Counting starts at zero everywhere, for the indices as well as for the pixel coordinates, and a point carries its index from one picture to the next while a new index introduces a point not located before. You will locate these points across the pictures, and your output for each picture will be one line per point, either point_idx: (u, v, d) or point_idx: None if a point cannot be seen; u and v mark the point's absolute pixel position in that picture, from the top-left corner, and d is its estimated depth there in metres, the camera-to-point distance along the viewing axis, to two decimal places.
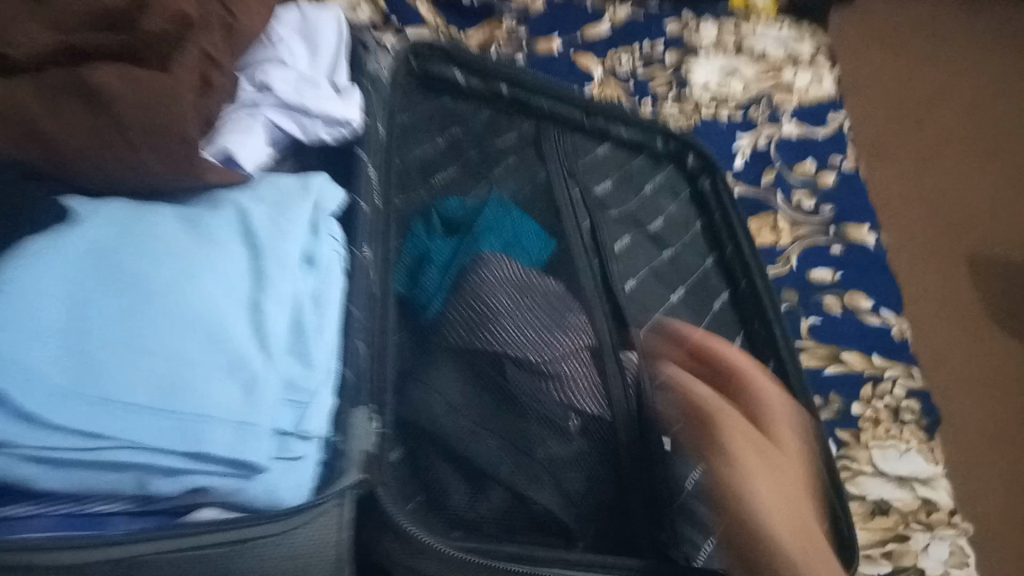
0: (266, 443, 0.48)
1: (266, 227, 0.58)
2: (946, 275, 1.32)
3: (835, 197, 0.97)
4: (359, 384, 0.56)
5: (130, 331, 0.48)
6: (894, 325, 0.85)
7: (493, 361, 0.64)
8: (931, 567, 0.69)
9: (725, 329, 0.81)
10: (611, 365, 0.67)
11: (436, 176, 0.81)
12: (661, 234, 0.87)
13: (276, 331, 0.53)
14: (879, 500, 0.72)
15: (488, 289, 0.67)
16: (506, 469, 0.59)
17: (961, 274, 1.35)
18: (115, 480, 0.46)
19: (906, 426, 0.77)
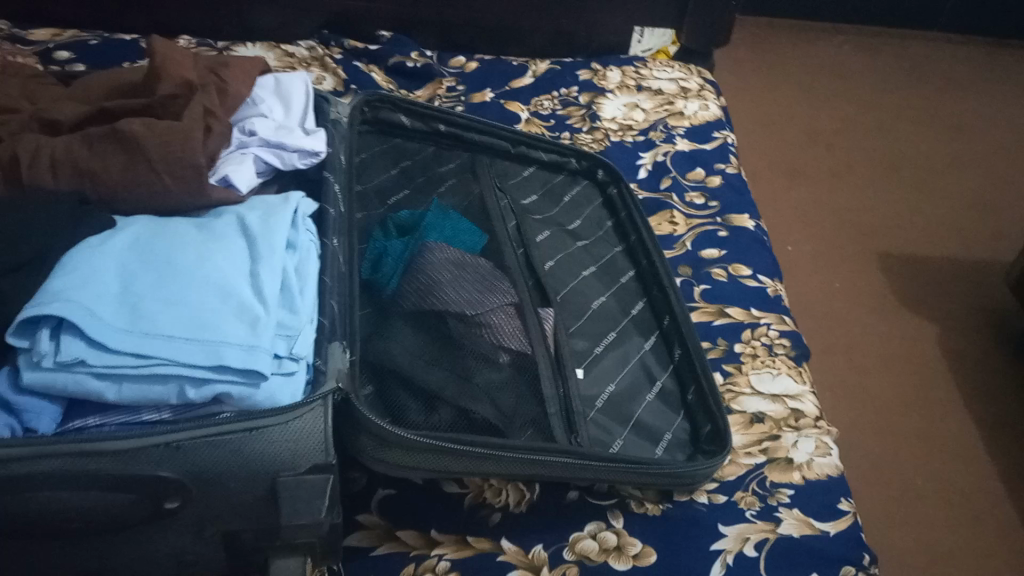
0: (269, 358, 0.66)
1: (258, 222, 0.77)
2: (821, 282, 1.65)
3: (720, 194, 1.20)
4: (333, 327, 0.75)
5: (165, 293, 0.67)
6: (769, 285, 1.07)
7: (439, 317, 0.83)
8: (798, 456, 0.87)
9: (628, 297, 1.01)
10: (530, 318, 0.88)
11: (392, 198, 1.03)
12: (577, 230, 1.09)
13: (270, 288, 0.71)
14: (757, 411, 0.91)
15: (432, 266, 0.87)
16: (451, 390, 0.78)
17: (837, 272, 1.68)
18: (160, 392, 0.63)
19: (778, 357, 0.97)
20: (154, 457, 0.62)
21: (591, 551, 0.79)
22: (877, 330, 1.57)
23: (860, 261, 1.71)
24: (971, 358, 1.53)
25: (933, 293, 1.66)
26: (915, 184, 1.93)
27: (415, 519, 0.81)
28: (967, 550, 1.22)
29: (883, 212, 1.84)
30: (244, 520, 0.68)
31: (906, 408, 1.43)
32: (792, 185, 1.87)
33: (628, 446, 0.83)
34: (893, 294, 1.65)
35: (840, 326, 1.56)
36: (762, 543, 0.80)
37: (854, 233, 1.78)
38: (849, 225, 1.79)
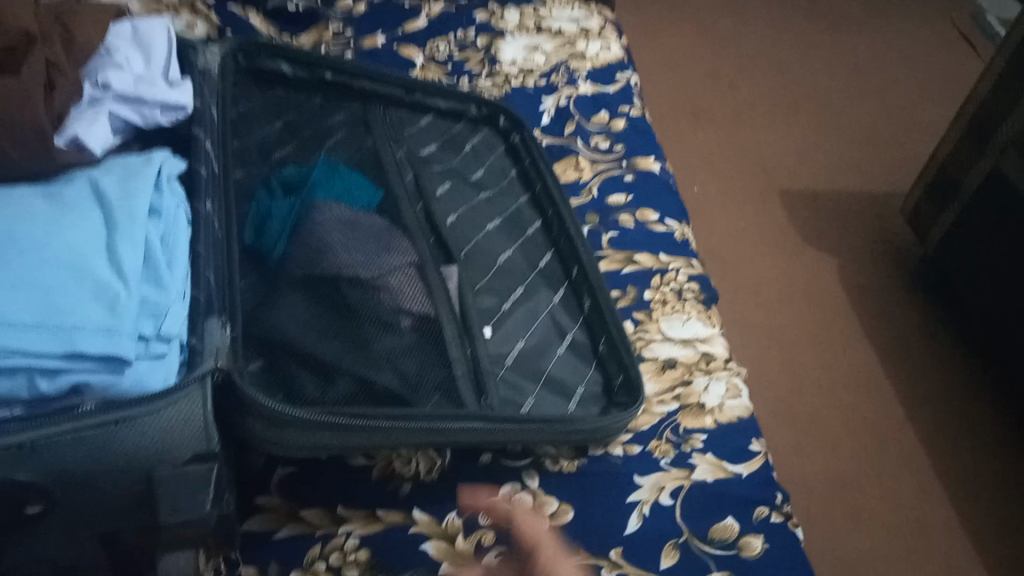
0: (132, 342, 0.59)
1: (114, 188, 0.68)
2: (727, 222, 1.66)
3: (626, 138, 1.16)
4: (210, 301, 0.68)
5: (5, 271, 0.58)
6: (677, 229, 1.05)
7: (332, 283, 0.78)
8: (710, 401, 0.86)
9: (535, 249, 0.97)
10: (433, 277, 0.83)
11: (276, 153, 0.94)
12: (480, 181, 1.04)
13: (131, 262, 0.63)
14: (669, 358, 0.90)
15: (322, 228, 0.80)
16: (348, 360, 0.73)
17: (743, 212, 1.69)
18: (6, 386, 0.56)
19: (687, 302, 0.95)
20: (5, 461, 0.55)
21: (507, 514, 0.77)
22: (783, 266, 1.60)
23: (764, 201, 1.72)
24: (873, 289, 1.56)
25: (834, 228, 1.69)
26: (814, 122, 1.95)
27: (320, 497, 0.77)
28: (871, 476, 1.27)
29: (785, 151, 1.86)
30: (120, 518, 0.62)
31: (810, 345, 1.46)
32: (696, 127, 1.86)
33: (540, 404, 0.81)
34: (795, 232, 1.67)
35: (745, 268, 1.58)
36: (679, 491, 0.79)
37: (758, 171, 1.79)
38: (752, 166, 1.80)
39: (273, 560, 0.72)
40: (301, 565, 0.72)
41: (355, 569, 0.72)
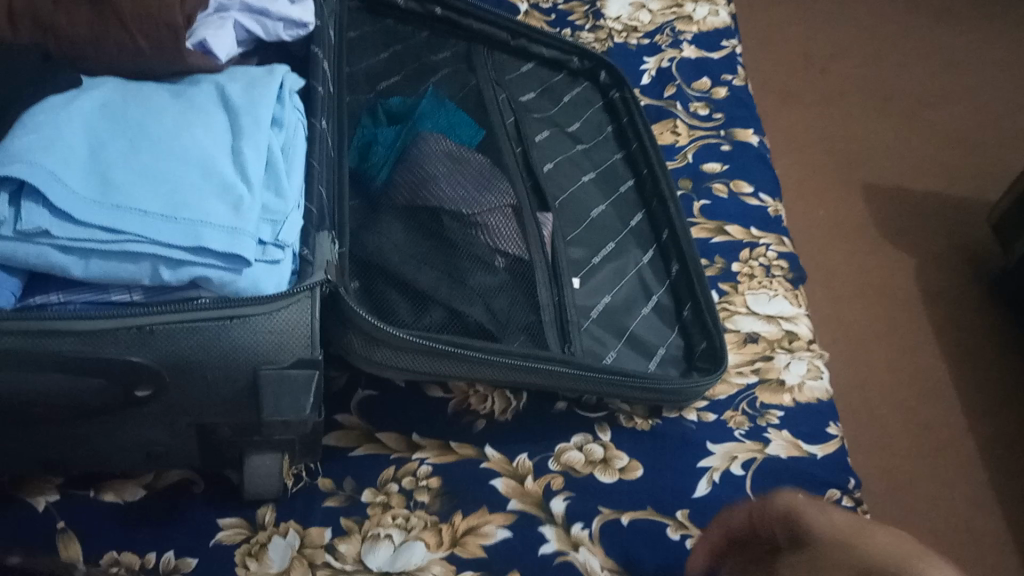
0: (253, 243, 0.60)
1: (239, 94, 0.69)
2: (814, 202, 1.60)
3: (724, 107, 1.14)
4: (321, 216, 0.69)
5: (138, 163, 0.60)
6: (770, 205, 1.03)
7: (432, 215, 0.78)
8: (789, 378, 0.86)
9: (627, 207, 0.96)
10: (529, 221, 0.83)
11: (382, 83, 0.94)
12: (577, 133, 1.02)
13: (253, 167, 0.64)
14: (750, 331, 0.89)
15: (427, 158, 0.82)
16: (443, 291, 0.75)
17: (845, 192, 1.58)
18: (130, 271, 0.57)
19: (775, 278, 0.94)
20: (126, 341, 0.58)
21: (577, 462, 0.78)
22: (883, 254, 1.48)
23: (855, 179, 1.63)
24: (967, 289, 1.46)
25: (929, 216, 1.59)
26: (916, 109, 1.85)
27: (396, 421, 0.79)
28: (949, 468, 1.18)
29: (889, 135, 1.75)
30: (219, 411, 0.64)
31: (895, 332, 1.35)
32: (790, 100, 1.78)
33: (621, 358, 0.81)
34: (895, 218, 1.56)
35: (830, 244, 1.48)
36: (749, 462, 0.79)
37: (858, 154, 1.69)
38: (846, 146, 1.70)
39: (348, 475, 0.75)
40: (374, 483, 0.74)
41: (426, 494, 0.74)
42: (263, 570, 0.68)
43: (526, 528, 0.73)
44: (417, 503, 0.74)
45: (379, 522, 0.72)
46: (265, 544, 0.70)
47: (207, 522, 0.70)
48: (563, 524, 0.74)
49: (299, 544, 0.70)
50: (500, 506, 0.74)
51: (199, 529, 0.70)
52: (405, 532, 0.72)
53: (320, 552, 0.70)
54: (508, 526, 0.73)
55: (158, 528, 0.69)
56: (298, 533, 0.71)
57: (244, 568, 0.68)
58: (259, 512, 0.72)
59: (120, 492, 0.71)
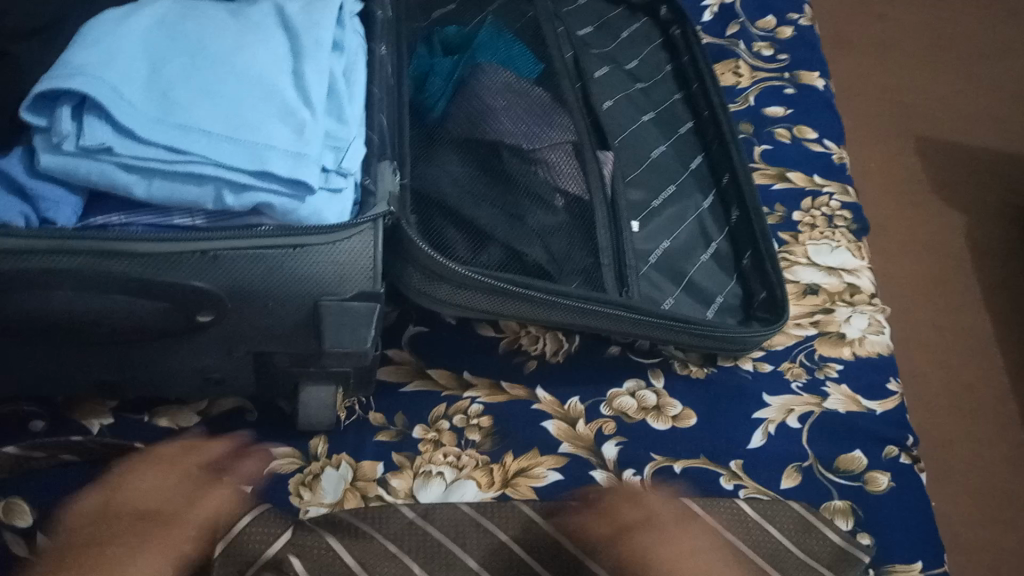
0: (317, 170, 0.58)
1: (300, 15, 0.65)
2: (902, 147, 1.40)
3: (790, 48, 1.08)
4: (383, 145, 0.66)
5: (200, 82, 0.58)
6: (835, 152, 0.98)
7: (492, 149, 0.76)
8: (850, 332, 0.83)
9: (687, 150, 0.92)
10: (589, 159, 0.80)
11: (437, 11, 0.89)
12: (636, 71, 0.98)
13: (317, 90, 0.62)
14: (811, 283, 0.86)
15: (487, 91, 0.79)
16: (501, 228, 0.73)
17: (931, 142, 1.41)
18: (194, 194, 0.56)
19: (838, 229, 0.91)
20: (188, 265, 0.57)
21: (630, 408, 0.77)
22: (962, 199, 1.35)
23: (941, 109, 1.46)
24: None
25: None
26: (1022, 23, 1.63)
27: (446, 358, 0.78)
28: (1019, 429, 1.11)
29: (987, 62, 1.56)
30: (278, 342, 0.64)
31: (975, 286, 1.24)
32: (875, 14, 1.58)
33: (679, 305, 0.79)
34: (982, 156, 1.41)
35: (912, 189, 1.34)
36: (807, 416, 0.78)
37: (953, 89, 1.50)
38: None
39: (399, 411, 0.74)
40: (425, 420, 0.74)
41: (477, 433, 0.74)
42: (316, 500, 0.69)
43: (579, 472, 0.73)
44: (469, 442, 0.73)
45: (430, 459, 0.72)
46: (318, 475, 0.70)
47: (260, 451, 0.70)
48: (615, 469, 0.73)
49: (352, 477, 0.70)
50: (551, 448, 0.74)
51: (253, 457, 0.70)
52: (456, 470, 0.72)
53: (371, 486, 0.70)
54: (560, 469, 0.73)
55: (212, 454, 0.70)
56: (350, 466, 0.71)
57: (297, 498, 0.69)
58: (311, 443, 0.72)
59: (174, 419, 0.71)
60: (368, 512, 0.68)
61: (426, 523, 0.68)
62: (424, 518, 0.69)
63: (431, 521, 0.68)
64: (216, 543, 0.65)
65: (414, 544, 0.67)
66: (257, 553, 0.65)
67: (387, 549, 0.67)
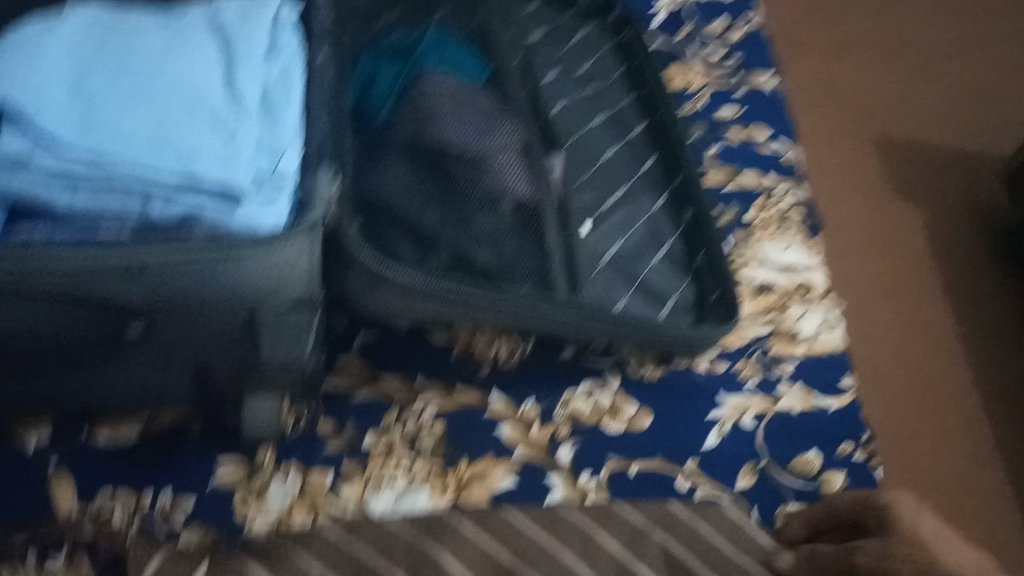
0: (249, 176, 0.56)
1: (233, 19, 0.63)
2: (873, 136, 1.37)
3: (741, 48, 1.09)
4: (321, 149, 0.64)
5: (126, 90, 0.56)
6: (787, 151, 0.99)
7: (437, 152, 0.75)
8: (804, 330, 0.83)
9: (639, 153, 0.91)
10: (537, 160, 0.80)
11: (383, 17, 0.87)
12: (589, 73, 0.97)
13: (249, 93, 0.60)
14: (765, 281, 0.86)
15: (432, 95, 0.78)
16: (448, 232, 0.72)
17: None
18: (120, 203, 0.54)
19: (791, 227, 0.91)
20: (115, 277, 0.54)
21: (584, 411, 0.76)
22: (929, 185, 1.32)
23: None
24: None
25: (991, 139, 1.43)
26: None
27: (397, 365, 0.77)
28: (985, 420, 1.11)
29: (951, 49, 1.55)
30: (217, 352, 0.62)
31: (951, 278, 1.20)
32: None
33: (632, 306, 0.78)
34: None
35: (881, 179, 1.31)
36: (761, 416, 0.77)
37: None
38: None
39: (349, 420, 0.73)
40: (376, 428, 0.73)
41: (430, 440, 0.73)
42: (263, 512, 0.67)
43: (533, 476, 0.73)
44: (421, 449, 0.72)
45: (382, 467, 0.71)
46: (265, 487, 0.68)
47: (205, 465, 0.69)
48: (570, 472, 0.73)
49: (300, 488, 0.69)
50: (506, 453, 0.73)
51: (199, 471, 0.68)
52: (409, 478, 0.71)
53: (322, 496, 0.69)
54: (515, 474, 0.72)
55: (156, 470, 0.68)
56: (299, 477, 0.69)
57: (245, 511, 0.67)
58: (256, 454, 0.70)
59: (113, 433, 0.69)
60: (291, 534, 0.66)
61: (352, 541, 0.66)
62: (351, 535, 0.66)
63: (359, 537, 0.66)
64: None
65: (342, 563, 0.65)
66: None
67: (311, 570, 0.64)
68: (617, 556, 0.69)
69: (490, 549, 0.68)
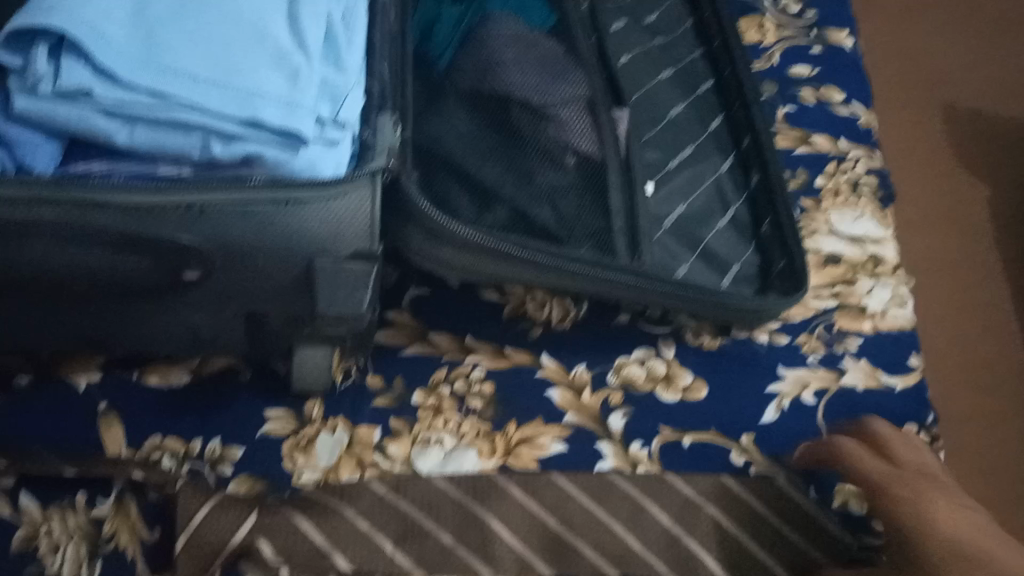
0: (312, 120, 0.54)
1: None
2: None
3: (818, 3, 1.02)
4: (383, 96, 0.62)
5: (186, 23, 0.53)
6: (862, 115, 0.94)
7: (500, 104, 0.72)
8: (871, 306, 0.79)
9: (707, 109, 0.88)
10: (604, 116, 0.75)
11: None
12: (655, 25, 0.92)
13: (312, 33, 0.57)
14: (832, 253, 0.82)
15: (496, 42, 0.74)
16: (508, 188, 0.69)
17: None
18: (179, 142, 0.52)
19: (862, 197, 0.87)
20: (175, 218, 0.53)
21: (638, 378, 0.74)
22: None
23: None
24: None
25: None
26: None
27: (448, 322, 0.75)
28: None
29: None
30: (271, 301, 0.61)
31: None
32: None
33: (694, 273, 0.75)
34: None
35: None
36: (822, 393, 0.75)
37: None
38: None
39: (398, 375, 0.72)
40: (425, 385, 0.71)
41: (479, 400, 0.71)
42: (310, 465, 0.67)
43: (583, 443, 0.70)
44: (470, 409, 0.71)
45: (430, 426, 0.70)
46: (312, 440, 0.68)
47: (254, 412, 0.68)
48: (620, 441, 0.71)
49: (348, 442, 0.68)
50: (556, 418, 0.71)
51: (247, 419, 0.68)
52: (457, 438, 0.69)
53: (368, 451, 0.68)
54: (564, 440, 0.70)
55: (204, 415, 0.67)
56: (347, 431, 0.68)
57: (292, 462, 0.66)
58: (306, 406, 0.69)
59: (165, 377, 0.68)
60: (339, 488, 0.65)
61: (398, 499, 0.66)
62: (396, 493, 0.66)
63: (405, 496, 0.66)
64: (177, 537, 0.61)
65: (390, 523, 0.65)
66: (224, 539, 0.62)
67: (358, 529, 0.64)
68: (666, 528, 0.68)
69: (538, 514, 0.67)
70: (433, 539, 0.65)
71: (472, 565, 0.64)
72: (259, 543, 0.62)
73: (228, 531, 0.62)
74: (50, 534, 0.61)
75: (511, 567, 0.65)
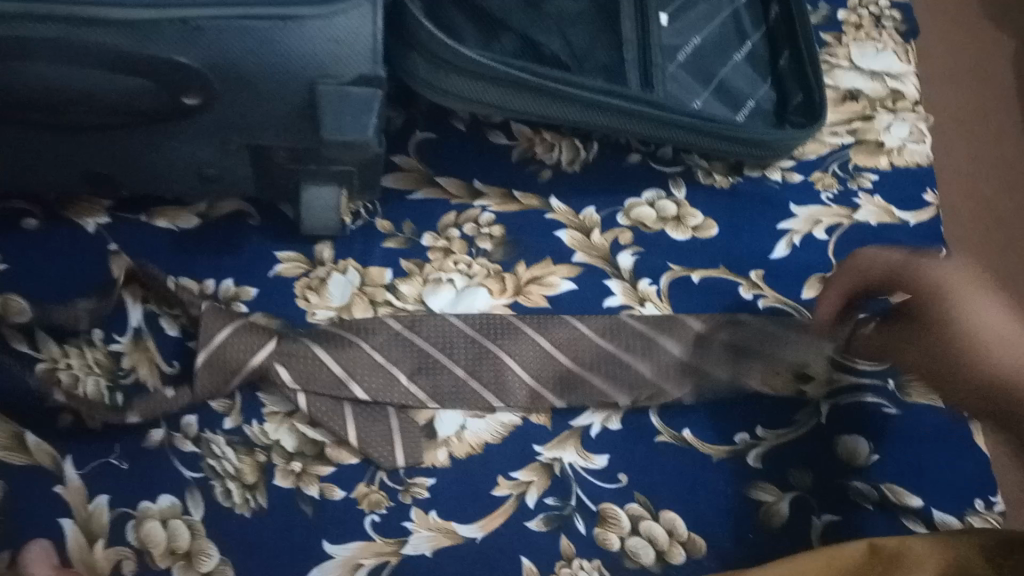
0: None
1: None
2: None
3: None
4: None
5: None
6: None
7: None
8: (889, 142, 0.78)
9: None
10: None
11: None
12: None
13: None
14: (852, 88, 0.80)
15: None
16: (518, 19, 0.67)
17: None
18: None
19: (885, 31, 0.83)
20: (170, 35, 0.51)
21: (648, 219, 0.73)
22: None
23: None
24: None
25: None
26: None
27: (456, 167, 0.74)
28: None
29: None
30: (277, 133, 0.59)
31: None
32: None
33: (708, 107, 0.73)
34: None
35: None
36: (835, 228, 0.74)
37: None
38: None
39: (407, 218, 0.71)
40: (435, 228, 0.71)
41: (488, 242, 0.71)
42: (323, 304, 0.67)
43: (592, 281, 0.70)
44: (480, 250, 0.70)
45: (440, 267, 0.69)
46: (324, 280, 0.68)
47: (266, 253, 0.68)
48: (630, 279, 0.70)
49: (360, 282, 0.68)
50: (565, 258, 0.71)
51: (259, 259, 0.68)
52: (467, 278, 0.69)
53: (380, 291, 0.68)
54: (574, 278, 0.70)
55: (215, 255, 0.67)
56: (358, 271, 0.68)
57: (304, 301, 0.67)
58: (317, 249, 0.69)
59: (173, 220, 0.68)
60: (351, 325, 0.65)
61: (413, 335, 0.65)
62: (409, 330, 0.66)
63: (418, 332, 0.66)
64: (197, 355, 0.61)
65: (402, 356, 0.64)
66: (240, 364, 0.61)
67: (372, 361, 0.64)
68: (679, 357, 0.66)
69: (551, 350, 0.66)
70: (445, 373, 0.65)
71: (484, 398, 0.64)
72: (275, 368, 0.62)
73: (245, 355, 0.61)
74: (69, 368, 0.62)
75: (521, 398, 0.65)
